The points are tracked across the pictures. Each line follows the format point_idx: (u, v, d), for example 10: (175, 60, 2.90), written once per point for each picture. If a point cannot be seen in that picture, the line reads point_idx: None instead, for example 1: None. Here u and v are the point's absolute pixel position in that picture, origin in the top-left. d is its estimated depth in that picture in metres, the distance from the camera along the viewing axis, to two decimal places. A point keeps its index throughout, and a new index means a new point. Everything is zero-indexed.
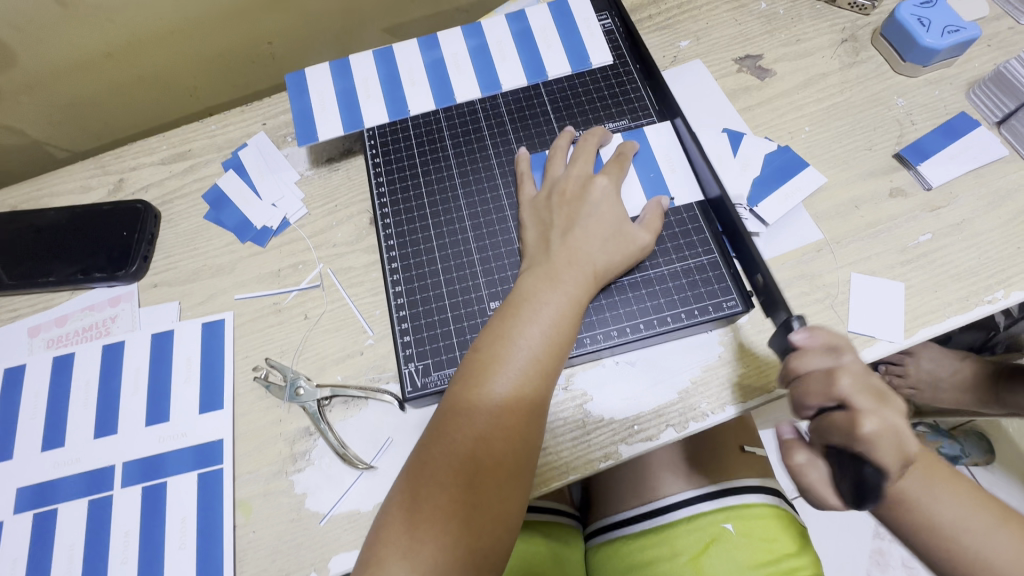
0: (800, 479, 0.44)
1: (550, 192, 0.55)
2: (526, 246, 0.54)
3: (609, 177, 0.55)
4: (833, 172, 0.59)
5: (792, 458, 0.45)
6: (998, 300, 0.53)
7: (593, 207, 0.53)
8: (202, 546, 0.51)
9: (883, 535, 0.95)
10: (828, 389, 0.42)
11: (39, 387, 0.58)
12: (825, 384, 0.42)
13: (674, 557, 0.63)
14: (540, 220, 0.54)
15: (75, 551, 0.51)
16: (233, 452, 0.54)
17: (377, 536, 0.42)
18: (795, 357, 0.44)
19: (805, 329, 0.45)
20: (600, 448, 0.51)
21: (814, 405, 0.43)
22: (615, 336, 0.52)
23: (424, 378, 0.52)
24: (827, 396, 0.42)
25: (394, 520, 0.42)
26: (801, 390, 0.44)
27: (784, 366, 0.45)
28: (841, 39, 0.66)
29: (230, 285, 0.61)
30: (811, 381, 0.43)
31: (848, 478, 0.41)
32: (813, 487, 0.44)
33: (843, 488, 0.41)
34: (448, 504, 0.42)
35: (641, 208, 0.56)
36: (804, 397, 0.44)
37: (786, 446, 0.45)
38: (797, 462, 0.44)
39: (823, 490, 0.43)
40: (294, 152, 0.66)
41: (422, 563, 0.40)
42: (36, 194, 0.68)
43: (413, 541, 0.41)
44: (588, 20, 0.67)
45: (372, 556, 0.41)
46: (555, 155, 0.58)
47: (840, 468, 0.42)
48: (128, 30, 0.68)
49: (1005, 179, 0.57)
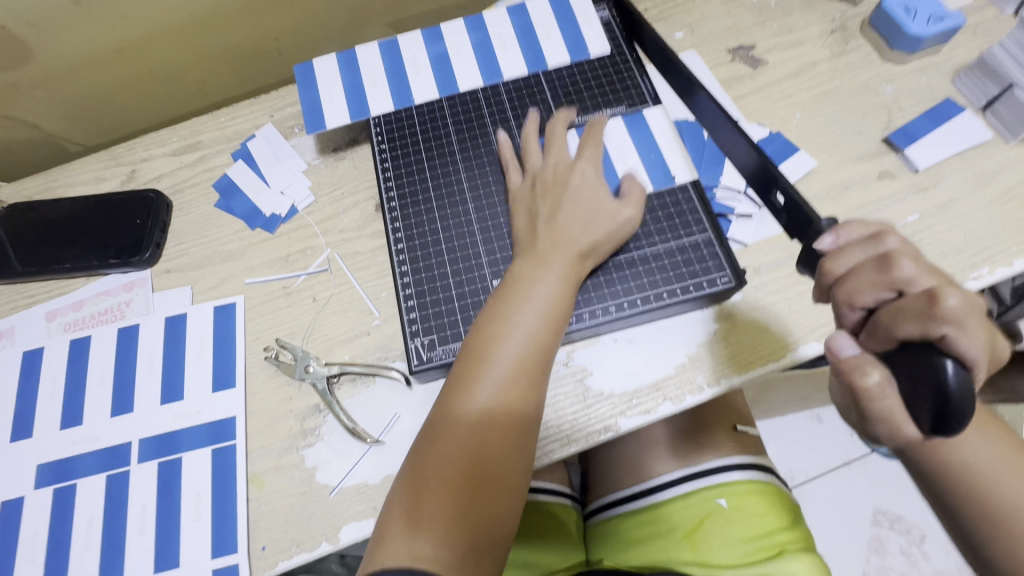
0: (873, 404, 0.38)
1: (535, 181, 0.57)
2: (517, 233, 0.56)
3: (588, 162, 0.57)
4: (824, 156, 0.61)
5: (864, 376, 0.38)
6: (983, 277, 0.54)
7: (575, 191, 0.55)
8: (216, 518, 0.53)
9: (882, 523, 0.97)
10: (884, 276, 0.38)
11: (57, 369, 0.59)
12: (880, 270, 0.39)
13: (670, 532, 0.65)
14: (527, 211, 0.56)
15: (94, 524, 0.53)
16: (245, 429, 0.56)
17: (389, 510, 0.44)
18: (832, 257, 0.42)
19: (833, 231, 0.44)
20: (598, 421, 0.53)
21: (868, 302, 0.39)
22: (612, 312, 0.54)
23: (429, 353, 0.54)
24: (884, 284, 0.38)
25: (406, 496, 0.43)
26: (849, 288, 0.40)
27: (823, 269, 0.42)
28: (831, 29, 0.68)
29: (241, 270, 0.63)
30: (860, 272, 0.40)
31: (935, 375, 0.34)
32: (888, 410, 0.38)
33: (929, 400, 0.35)
34: (457, 477, 0.43)
35: (619, 188, 0.58)
36: (853, 295, 0.40)
37: (849, 369, 0.39)
38: (870, 381, 0.38)
39: (899, 413, 0.38)
40: (301, 142, 0.68)
41: (436, 533, 0.42)
42: (52, 185, 0.70)
43: (424, 515, 0.42)
44: (585, 11, 0.69)
45: (384, 530, 0.43)
46: (529, 147, 0.60)
47: (914, 378, 0.36)
48: (140, 25, 0.71)
49: (990, 161, 0.59)
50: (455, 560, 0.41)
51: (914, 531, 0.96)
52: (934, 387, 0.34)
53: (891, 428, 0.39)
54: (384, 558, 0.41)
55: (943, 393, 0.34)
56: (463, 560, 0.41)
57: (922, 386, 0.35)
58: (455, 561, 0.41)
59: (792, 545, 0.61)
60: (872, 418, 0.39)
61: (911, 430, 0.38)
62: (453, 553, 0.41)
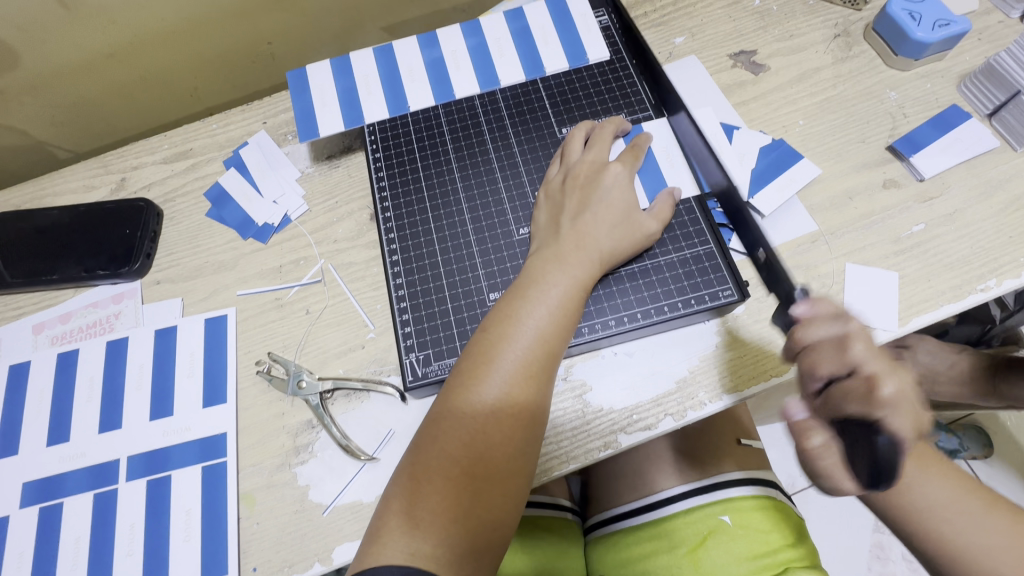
0: (814, 461, 0.41)
1: (565, 177, 0.56)
2: (538, 228, 0.55)
3: (623, 166, 0.56)
4: (827, 165, 0.60)
5: (808, 439, 0.42)
6: (990, 289, 0.53)
7: (606, 193, 0.54)
8: (206, 537, 0.51)
9: (883, 530, 0.96)
10: (841, 355, 0.41)
11: (44, 383, 0.58)
12: (839, 350, 0.41)
13: (672, 549, 0.64)
14: (553, 204, 0.55)
15: (81, 544, 0.52)
16: (236, 445, 0.54)
17: (386, 508, 0.42)
18: (801, 327, 0.43)
19: (807, 300, 0.45)
20: (598, 437, 0.51)
21: (826, 375, 0.42)
22: (613, 326, 0.53)
23: (425, 368, 0.53)
24: (840, 362, 0.41)
25: (405, 492, 0.42)
26: (811, 360, 0.42)
27: (792, 336, 0.43)
28: (834, 34, 0.67)
29: (233, 281, 0.62)
30: (821, 349, 0.42)
31: (871, 444, 0.39)
32: (828, 467, 0.41)
33: (865, 457, 0.39)
34: (459, 477, 0.42)
35: (653, 199, 0.56)
36: (814, 366, 0.42)
37: (801, 427, 0.42)
38: (814, 443, 0.41)
39: (838, 472, 0.40)
40: (295, 150, 0.67)
41: (434, 532, 0.40)
42: (40, 193, 0.68)
43: (423, 514, 0.41)
44: (583, 16, 0.68)
45: (381, 527, 0.41)
46: (571, 140, 0.58)
47: (855, 441, 0.40)
48: (130, 31, 0.69)
49: (996, 170, 0.58)
50: (452, 564, 0.40)
51: None
52: (869, 451, 0.39)
53: (834, 484, 0.41)
54: (378, 557, 0.39)
55: (875, 455, 0.39)
56: (460, 562, 0.40)
57: (859, 449, 0.40)
58: (451, 564, 0.40)
59: (795, 565, 0.59)
60: (813, 471, 0.42)
61: (851, 485, 0.40)
62: (450, 556, 0.40)
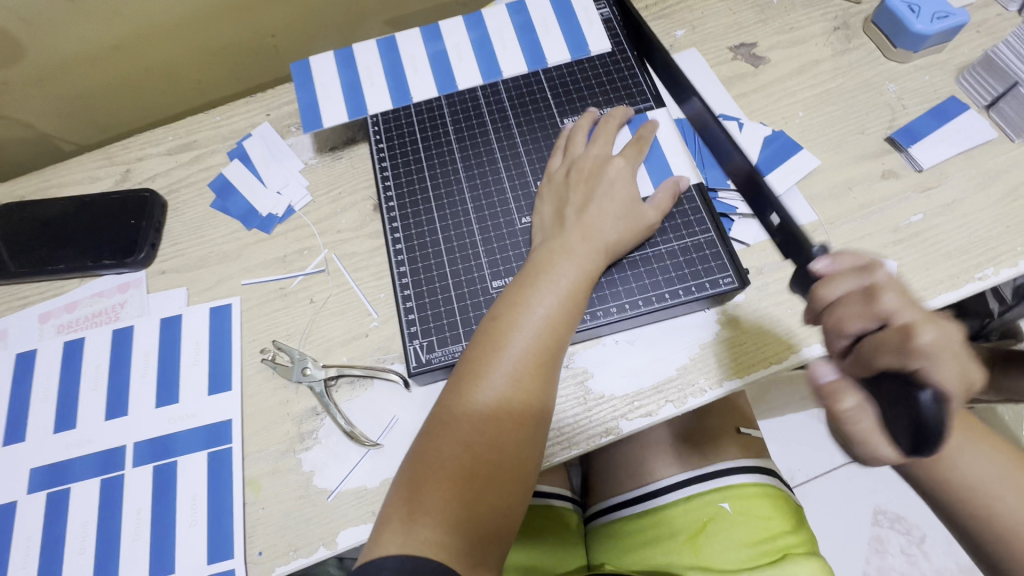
0: (849, 426, 0.39)
1: (569, 169, 0.56)
2: (540, 220, 0.56)
3: (627, 159, 0.56)
4: (826, 156, 0.60)
5: (840, 402, 0.39)
6: (988, 277, 0.54)
7: (609, 185, 0.54)
8: (212, 521, 0.52)
9: (882, 522, 0.97)
10: (870, 307, 0.40)
11: (50, 372, 0.59)
12: (866, 302, 0.40)
13: (673, 536, 0.64)
14: (557, 197, 0.56)
15: (88, 528, 0.52)
16: (241, 432, 0.55)
17: (396, 492, 0.43)
18: (824, 282, 0.42)
19: (828, 256, 0.44)
20: (600, 424, 0.52)
21: (855, 331, 0.40)
22: (614, 313, 0.53)
23: (428, 355, 0.53)
24: (868, 316, 0.40)
25: (415, 477, 0.43)
26: (838, 316, 0.41)
27: (815, 293, 0.42)
28: (834, 27, 0.68)
29: (238, 271, 0.62)
30: (848, 303, 0.41)
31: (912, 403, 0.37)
32: (864, 432, 0.38)
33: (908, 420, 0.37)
34: (469, 463, 0.43)
35: (656, 188, 0.57)
36: (842, 323, 0.41)
37: (829, 390, 0.39)
38: (847, 405, 0.38)
39: (875, 435, 0.38)
40: (299, 141, 0.68)
41: (444, 517, 0.41)
42: (44, 184, 0.69)
43: (434, 499, 0.41)
44: (585, 9, 0.68)
45: (390, 512, 0.42)
46: (575, 133, 0.59)
47: (894, 399, 0.38)
48: (134, 23, 0.70)
49: (994, 160, 0.58)
50: (462, 548, 0.40)
51: (914, 530, 0.95)
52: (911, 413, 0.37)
53: (870, 451, 0.39)
54: (389, 541, 0.40)
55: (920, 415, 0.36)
56: (468, 547, 0.41)
57: (900, 410, 0.38)
58: (461, 549, 0.40)
59: (795, 549, 0.60)
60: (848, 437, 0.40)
61: (887, 451, 0.39)
62: (459, 541, 0.40)
